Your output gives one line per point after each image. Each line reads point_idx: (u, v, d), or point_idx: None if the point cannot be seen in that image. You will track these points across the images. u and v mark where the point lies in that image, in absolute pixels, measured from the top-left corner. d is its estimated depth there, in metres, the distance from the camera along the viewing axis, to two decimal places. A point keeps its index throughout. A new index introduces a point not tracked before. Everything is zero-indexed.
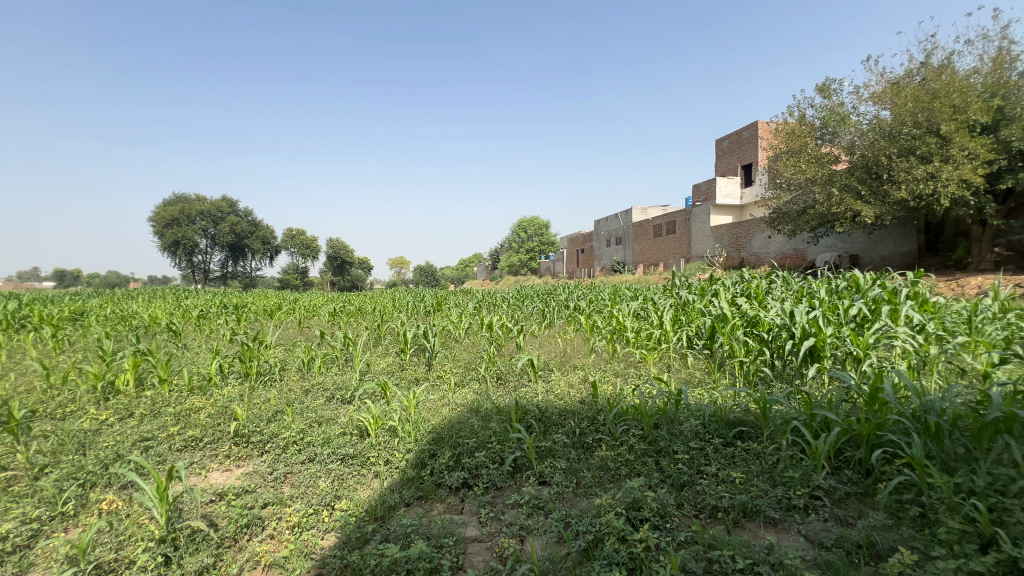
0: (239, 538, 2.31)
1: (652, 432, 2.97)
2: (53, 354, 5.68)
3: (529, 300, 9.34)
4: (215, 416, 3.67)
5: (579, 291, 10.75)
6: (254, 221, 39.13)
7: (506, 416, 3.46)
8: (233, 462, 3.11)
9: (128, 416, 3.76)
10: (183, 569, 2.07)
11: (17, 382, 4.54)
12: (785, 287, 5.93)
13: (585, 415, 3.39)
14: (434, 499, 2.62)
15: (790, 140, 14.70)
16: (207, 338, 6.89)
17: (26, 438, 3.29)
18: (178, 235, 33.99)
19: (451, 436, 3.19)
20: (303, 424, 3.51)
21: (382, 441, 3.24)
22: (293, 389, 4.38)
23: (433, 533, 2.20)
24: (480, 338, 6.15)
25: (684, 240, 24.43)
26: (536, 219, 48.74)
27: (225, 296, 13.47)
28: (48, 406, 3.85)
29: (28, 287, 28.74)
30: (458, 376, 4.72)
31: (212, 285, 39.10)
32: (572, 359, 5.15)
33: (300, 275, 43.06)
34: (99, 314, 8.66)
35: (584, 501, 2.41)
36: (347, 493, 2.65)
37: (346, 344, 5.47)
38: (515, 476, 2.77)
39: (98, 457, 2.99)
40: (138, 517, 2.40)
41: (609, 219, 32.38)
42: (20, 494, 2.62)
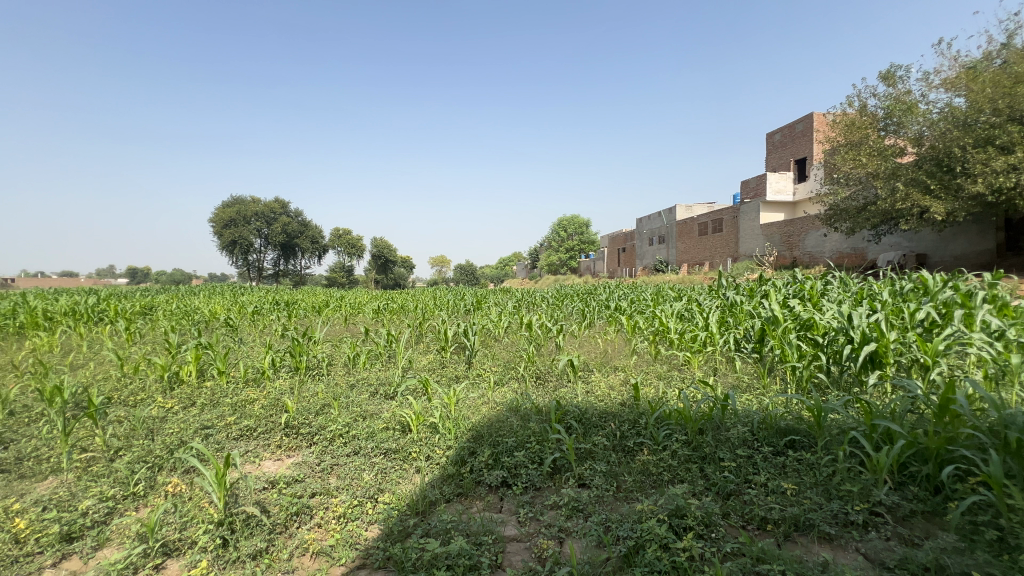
0: (290, 525, 2.42)
1: (696, 437, 2.88)
2: (126, 345, 6.17)
3: (569, 300, 9.24)
4: (268, 408, 3.87)
5: (620, 290, 10.54)
6: (304, 221, 40.91)
7: (546, 417, 3.45)
8: (284, 452, 3.27)
9: (190, 404, 4.02)
10: (239, 551, 2.19)
11: (95, 370, 4.95)
12: (842, 289, 5.58)
13: (626, 418, 3.31)
14: (473, 496, 2.64)
15: (849, 132, 13.85)
16: (260, 333, 7.27)
17: (104, 422, 3.59)
18: (235, 235, 36.05)
19: (491, 434, 3.21)
20: (348, 418, 3.63)
21: (423, 437, 3.31)
22: (340, 383, 4.55)
23: (472, 530, 2.23)
24: (519, 337, 6.17)
25: (731, 238, 23.54)
26: (577, 219, 48.48)
27: (278, 294, 14.19)
28: (121, 394, 4.17)
29: (105, 283, 31.23)
30: (497, 375, 4.75)
31: (265, 282, 41.25)
32: (613, 360, 5.08)
33: (347, 273, 44.70)
34: (166, 309, 9.31)
35: (625, 506, 2.36)
36: (390, 487, 2.73)
37: (389, 341, 5.63)
38: (554, 477, 2.75)
39: (164, 442, 3.21)
40: (199, 501, 2.56)
41: (652, 217, 31.67)
42: (99, 473, 2.87)
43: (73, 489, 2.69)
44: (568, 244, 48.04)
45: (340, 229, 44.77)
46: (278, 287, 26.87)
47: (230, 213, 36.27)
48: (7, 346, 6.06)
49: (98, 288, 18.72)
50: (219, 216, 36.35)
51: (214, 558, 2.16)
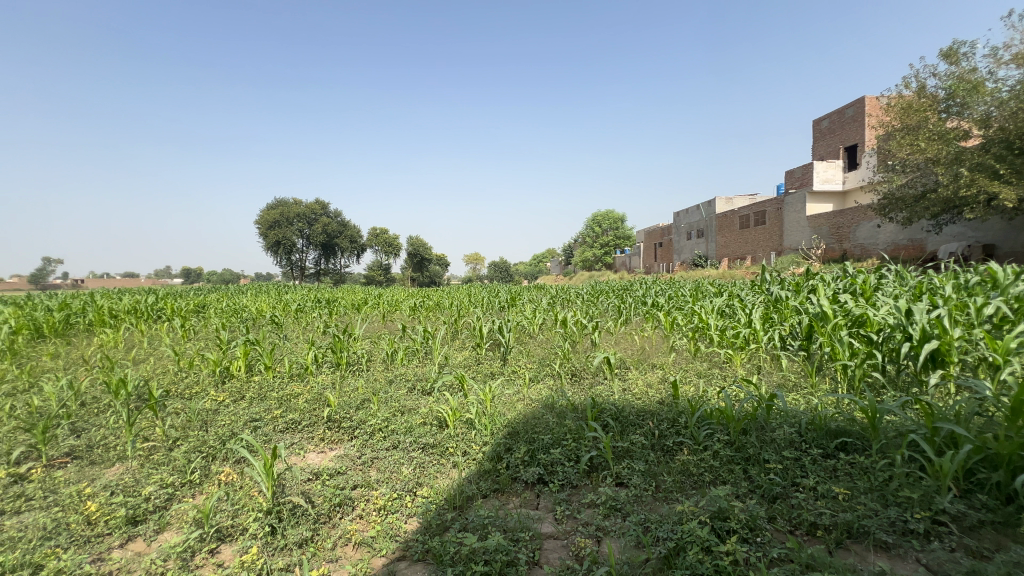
0: (333, 515, 2.50)
1: (739, 438, 2.78)
2: (182, 342, 6.55)
3: (604, 296, 9.12)
4: (312, 402, 4.01)
5: (657, 286, 10.31)
6: (343, 222, 42.15)
7: (582, 414, 3.42)
8: (327, 445, 3.38)
9: (240, 398, 4.23)
10: (287, 539, 2.29)
11: (155, 365, 5.28)
12: (899, 283, 5.24)
13: (665, 416, 3.24)
14: (510, 493, 2.66)
15: (905, 115, 13.02)
16: (303, 329, 7.55)
17: (163, 413, 3.83)
18: (279, 235, 37.58)
19: (526, 431, 3.21)
20: (386, 413, 3.72)
21: (460, 433, 3.35)
22: (379, 379, 4.67)
23: (509, 526, 2.23)
24: (554, 334, 6.14)
25: (775, 231, 22.58)
26: (612, 214, 47.81)
27: (320, 292, 14.70)
28: (178, 387, 4.44)
29: (162, 283, 33.27)
30: (533, 371, 4.75)
31: (307, 280, 42.81)
32: (650, 358, 4.97)
33: (384, 272, 45.79)
34: (217, 307, 9.82)
35: (665, 507, 2.31)
36: (428, 481, 2.77)
37: (426, 338, 5.72)
38: (591, 475, 2.73)
39: (217, 433, 3.39)
40: (249, 489, 2.69)
41: (690, 210, 30.80)
42: (159, 461, 3.06)
43: (137, 476, 2.88)
44: (603, 239, 47.40)
45: (378, 228, 45.91)
46: (321, 285, 27.87)
47: (275, 215, 37.80)
48: (79, 342, 6.56)
49: (158, 288, 19.95)
50: (265, 217, 37.98)
51: (264, 544, 2.26)
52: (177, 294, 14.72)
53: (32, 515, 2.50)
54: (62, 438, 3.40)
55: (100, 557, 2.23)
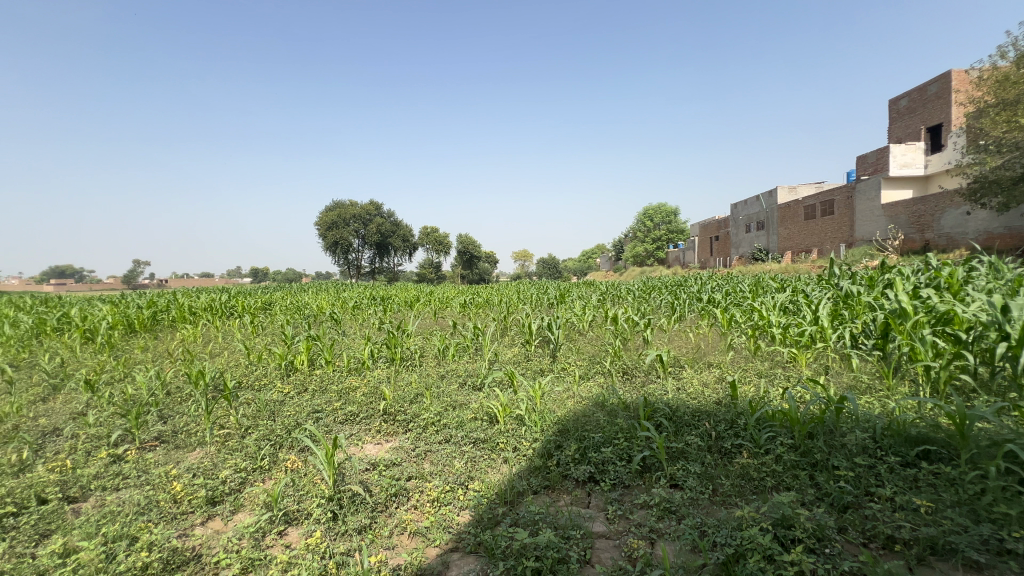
0: (389, 505, 2.60)
1: (805, 442, 2.61)
2: (252, 337, 7.03)
3: (657, 292, 8.86)
4: (369, 395, 4.19)
5: (713, 281, 9.90)
6: (396, 221, 43.56)
7: (634, 413, 3.35)
8: (383, 437, 3.51)
9: (303, 390, 4.48)
10: (347, 525, 2.40)
11: (229, 358, 5.71)
12: (993, 276, 4.73)
13: (722, 417, 3.10)
14: (560, 490, 2.64)
15: (1000, 89, 11.70)
16: (360, 326, 7.90)
17: (237, 403, 4.13)
18: (337, 236, 39.42)
19: (576, 429, 3.18)
20: (439, 407, 3.82)
21: (510, 428, 3.38)
22: (431, 374, 4.80)
23: (560, 523, 2.23)
24: (604, 331, 6.05)
25: (845, 221, 21.02)
26: (664, 208, 46.41)
27: (375, 290, 15.28)
28: (249, 379, 4.77)
29: (234, 283, 35.85)
30: (583, 368, 4.70)
31: (363, 278, 44.63)
32: (706, 356, 4.78)
33: (435, 270, 46.91)
34: (282, 304, 10.46)
35: (723, 511, 2.22)
36: (479, 475, 2.82)
37: (476, 334, 5.81)
38: (644, 475, 2.66)
39: (283, 423, 3.62)
40: (313, 477, 2.85)
41: (749, 201, 29.27)
42: (233, 448, 3.31)
43: (214, 460, 3.13)
44: (654, 234, 46.07)
45: (429, 227, 47.09)
46: (376, 283, 29.01)
47: (332, 216, 39.69)
48: (165, 336, 7.20)
49: (233, 287, 21.46)
50: (324, 219, 39.95)
51: (327, 529, 2.39)
52: (247, 292, 15.79)
53: (128, 492, 2.78)
54: (152, 423, 3.75)
55: (185, 533, 2.44)
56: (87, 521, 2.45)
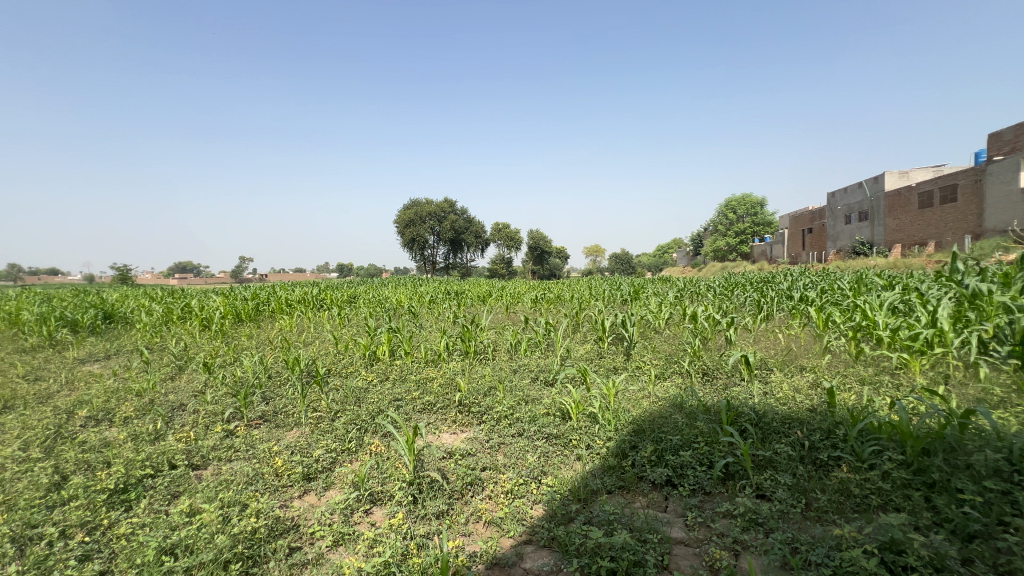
0: (465, 493, 2.69)
1: (919, 459, 2.32)
2: (339, 327, 7.59)
3: (741, 289, 8.29)
4: (445, 386, 4.36)
5: (807, 277, 9.08)
6: (469, 218, 44.74)
7: (715, 417, 3.17)
8: (459, 427, 3.63)
9: (385, 378, 4.76)
10: (427, 509, 2.52)
11: (320, 347, 6.21)
12: None
13: (817, 426, 2.85)
14: (636, 491, 2.58)
15: None
16: (435, 319, 8.23)
17: (327, 388, 4.49)
18: (413, 233, 41.31)
19: (653, 430, 3.08)
20: (512, 401, 3.88)
21: (583, 425, 3.35)
22: (504, 368, 4.88)
23: (636, 525, 2.17)
24: (682, 329, 5.78)
25: (970, 209, 18.35)
26: (749, 199, 43.35)
27: (450, 284, 15.80)
28: (338, 366, 5.15)
29: (322, 277, 38.92)
30: (659, 368, 4.54)
31: (437, 273, 46.39)
32: (798, 359, 4.42)
33: (506, 265, 47.59)
34: (365, 297, 11.17)
35: (818, 528, 2.04)
36: (552, 470, 2.83)
37: (548, 330, 5.82)
38: (726, 483, 2.52)
39: (368, 409, 3.87)
40: (395, 461, 3.02)
41: (850, 189, 26.48)
42: (325, 429, 3.60)
43: (309, 440, 3.42)
44: (737, 227, 43.19)
45: (500, 224, 47.85)
46: (449, 278, 29.98)
47: (409, 214, 41.67)
48: (266, 325, 7.98)
49: (324, 281, 23.07)
50: (402, 217, 41.96)
51: (408, 511, 2.52)
52: (336, 285, 17.06)
53: (239, 464, 3.13)
54: (257, 403, 4.18)
55: (285, 504, 2.70)
56: (207, 486, 2.79)
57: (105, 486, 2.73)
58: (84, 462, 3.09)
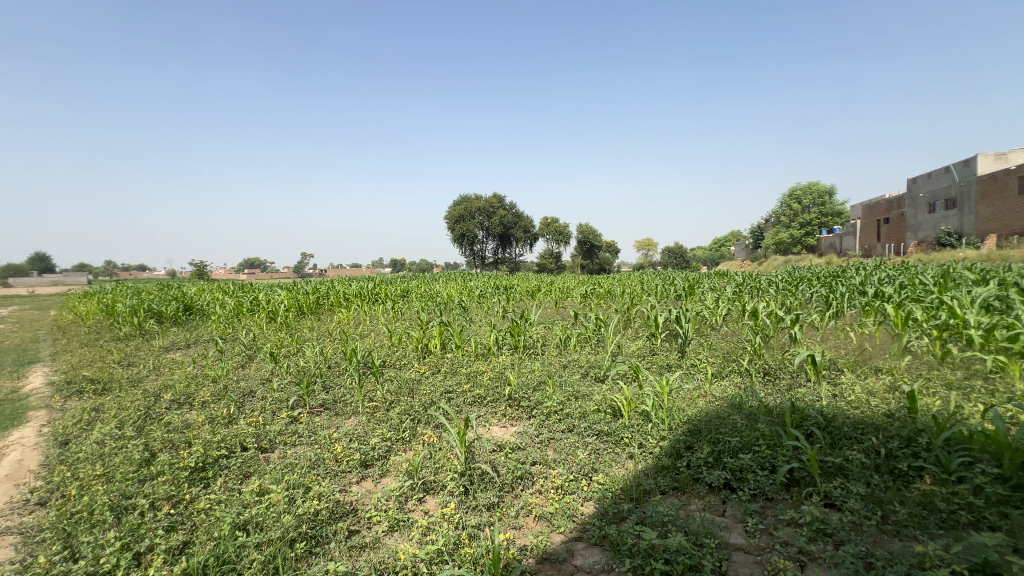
0: (515, 486, 2.71)
1: (1019, 474, 2.09)
2: (393, 321, 7.87)
3: (807, 284, 7.78)
4: (495, 380, 4.41)
5: (883, 272, 8.38)
6: (517, 213, 44.85)
7: (778, 419, 3.00)
8: (509, 421, 3.66)
9: (437, 370, 4.89)
10: (478, 500, 2.57)
11: (375, 339, 6.46)
12: None
13: (895, 433, 2.62)
14: (691, 493, 2.49)
15: None
16: (484, 313, 8.33)
17: (383, 379, 4.67)
18: (463, 229, 41.98)
19: (710, 430, 2.96)
20: (561, 397, 3.85)
21: (635, 424, 3.28)
22: (554, 363, 4.86)
23: (691, 528, 2.10)
24: (741, 326, 5.51)
25: None
26: (816, 188, 40.58)
27: (500, 279, 15.94)
28: (392, 358, 5.34)
29: (376, 272, 40.47)
30: (716, 366, 4.36)
31: (485, 268, 46.96)
32: (873, 360, 4.09)
33: (554, 260, 47.37)
34: (417, 292, 11.49)
35: (897, 543, 1.88)
36: (603, 468, 2.79)
37: (598, 326, 5.74)
38: (791, 489, 2.38)
39: (421, 400, 3.98)
40: (447, 452, 3.09)
41: (935, 175, 24.14)
42: (380, 419, 3.74)
43: (366, 428, 3.58)
44: (802, 218, 40.58)
45: (548, 219, 47.69)
46: (498, 273, 30.27)
47: (458, 210, 42.36)
48: (325, 318, 8.42)
49: (378, 275, 23.94)
50: (451, 212, 42.68)
51: (460, 502, 2.57)
52: (391, 280, 17.60)
53: (303, 448, 3.32)
54: (318, 392, 4.41)
55: (344, 488, 2.83)
56: (275, 468, 2.98)
57: (187, 464, 2.98)
58: (169, 441, 3.39)
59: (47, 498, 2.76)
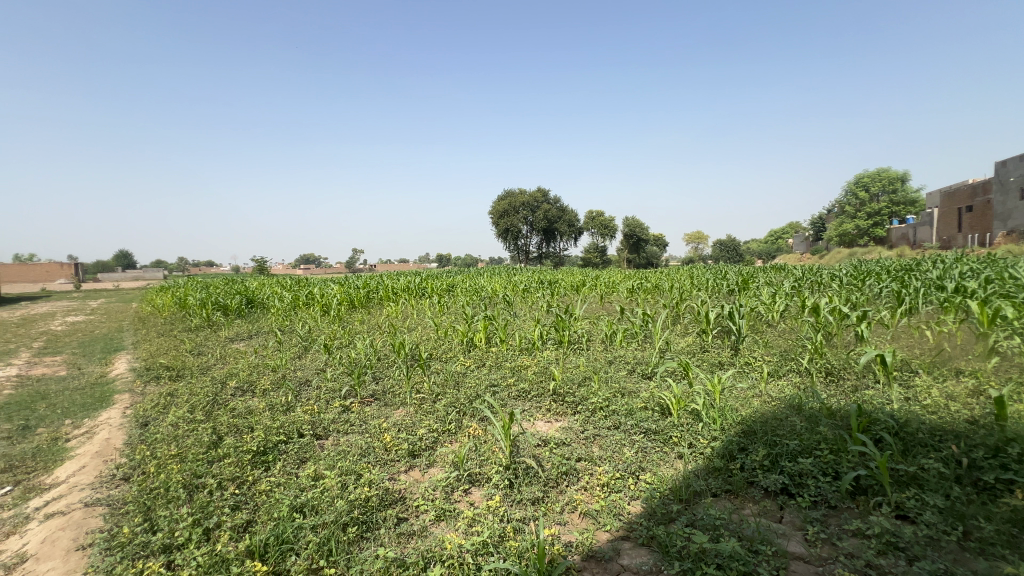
0: (560, 482, 2.69)
1: None
2: (439, 314, 8.03)
3: (876, 278, 7.24)
4: (539, 374, 4.40)
5: (966, 265, 7.64)
6: (562, 208, 44.48)
7: (843, 423, 2.81)
8: (553, 416, 3.64)
9: (482, 364, 4.94)
10: (522, 494, 2.58)
11: (423, 332, 6.61)
12: None
13: (979, 441, 2.39)
14: (745, 497, 2.39)
15: None
16: (529, 308, 8.34)
17: (429, 371, 4.78)
18: (507, 224, 42.14)
19: (766, 432, 2.82)
20: (607, 393, 3.79)
21: (684, 423, 3.18)
22: (599, 359, 4.79)
23: (745, 534, 2.01)
24: (801, 323, 5.21)
25: None
26: (887, 175, 37.59)
27: (546, 274, 15.87)
28: (439, 351, 5.46)
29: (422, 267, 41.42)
30: (772, 364, 4.14)
31: (530, 262, 46.96)
32: (953, 362, 3.75)
33: (599, 254, 46.66)
34: (463, 286, 11.65)
35: (982, 563, 1.71)
36: (651, 467, 2.72)
37: (645, 321, 5.60)
38: (857, 498, 2.22)
39: (467, 393, 4.04)
40: (492, 445, 3.12)
41: None
42: (427, 410, 3.83)
43: (414, 419, 3.68)
44: (870, 207, 37.74)
45: (593, 212, 47.03)
46: (543, 268, 30.16)
47: (503, 206, 42.56)
48: (375, 311, 8.71)
49: (425, 270, 24.54)
50: (496, 207, 42.94)
51: (504, 495, 2.59)
52: (437, 275, 17.89)
53: (354, 436, 3.46)
54: (369, 383, 4.58)
55: (393, 476, 2.91)
56: (329, 455, 3.12)
57: (250, 447, 3.18)
58: (234, 425, 3.63)
59: (130, 474, 3.02)
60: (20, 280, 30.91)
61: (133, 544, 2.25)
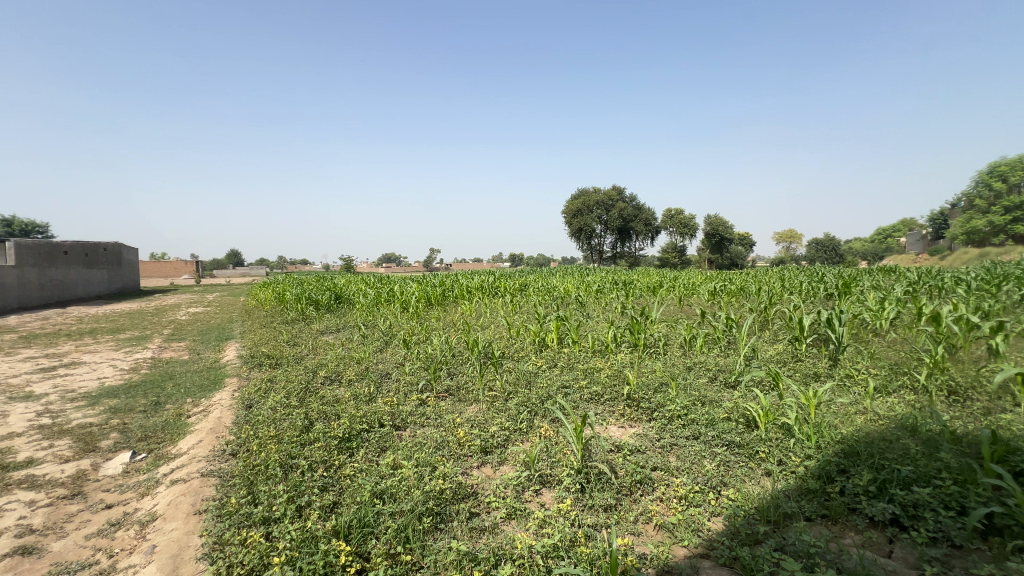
0: (634, 490, 2.60)
1: None
2: (512, 314, 8.11)
3: (1016, 283, 6.20)
4: (613, 377, 4.30)
5: None
6: (638, 206, 43.10)
7: (971, 451, 2.44)
8: (627, 422, 3.53)
9: (553, 365, 4.91)
10: (594, 500, 2.52)
11: (495, 331, 6.72)
12: None
13: None
14: (845, 525, 2.15)
15: None
16: (602, 309, 8.17)
17: (501, 369, 4.84)
18: (580, 223, 41.64)
19: (872, 455, 2.52)
20: (686, 401, 3.61)
21: (773, 438, 2.93)
22: (677, 364, 4.57)
23: (845, 565, 1.81)
24: (916, 333, 4.60)
25: None
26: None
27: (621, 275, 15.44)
28: (510, 350, 5.51)
29: (496, 267, 42.23)
30: (880, 378, 3.70)
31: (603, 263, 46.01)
32: None
33: (677, 254, 44.58)
34: (536, 286, 11.69)
35: None
36: (734, 483, 2.55)
37: (729, 325, 5.26)
38: (988, 539, 1.92)
39: (539, 394, 4.04)
40: (563, 447, 3.09)
41: None
42: (499, 408, 3.88)
43: (486, 416, 3.74)
44: (1007, 200, 32.44)
45: (672, 211, 45.08)
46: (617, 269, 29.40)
47: (576, 205, 42.15)
48: (450, 309, 9.00)
49: (498, 270, 24.91)
50: (569, 206, 42.62)
51: (575, 499, 2.55)
52: (510, 275, 18.09)
53: (430, 429, 3.60)
54: (444, 378, 4.74)
55: (466, 471, 2.99)
56: (407, 445, 3.27)
57: (337, 433, 3.42)
58: (323, 412, 3.92)
59: (237, 450, 3.38)
60: (155, 275, 35.82)
61: (238, 514, 2.50)
